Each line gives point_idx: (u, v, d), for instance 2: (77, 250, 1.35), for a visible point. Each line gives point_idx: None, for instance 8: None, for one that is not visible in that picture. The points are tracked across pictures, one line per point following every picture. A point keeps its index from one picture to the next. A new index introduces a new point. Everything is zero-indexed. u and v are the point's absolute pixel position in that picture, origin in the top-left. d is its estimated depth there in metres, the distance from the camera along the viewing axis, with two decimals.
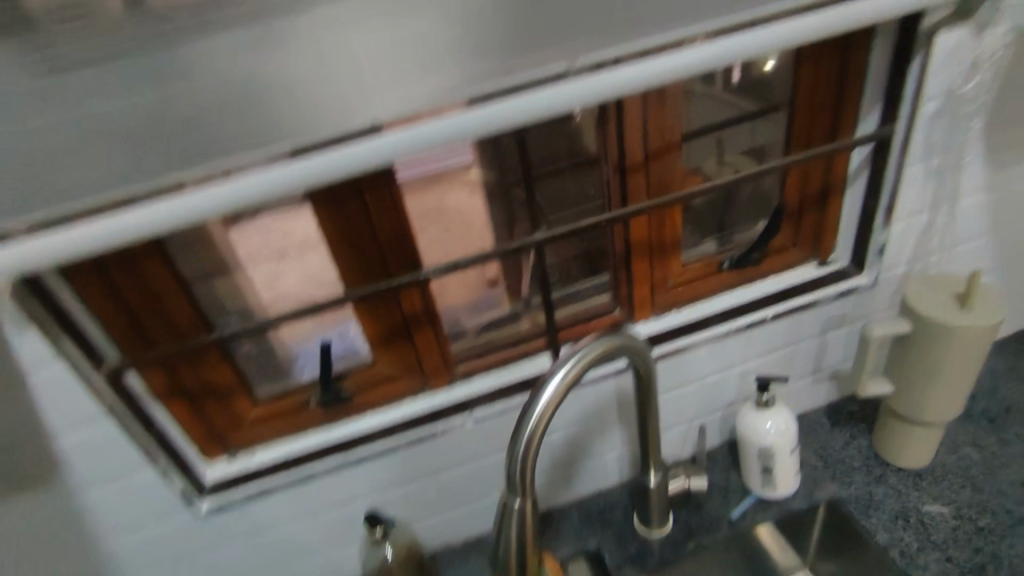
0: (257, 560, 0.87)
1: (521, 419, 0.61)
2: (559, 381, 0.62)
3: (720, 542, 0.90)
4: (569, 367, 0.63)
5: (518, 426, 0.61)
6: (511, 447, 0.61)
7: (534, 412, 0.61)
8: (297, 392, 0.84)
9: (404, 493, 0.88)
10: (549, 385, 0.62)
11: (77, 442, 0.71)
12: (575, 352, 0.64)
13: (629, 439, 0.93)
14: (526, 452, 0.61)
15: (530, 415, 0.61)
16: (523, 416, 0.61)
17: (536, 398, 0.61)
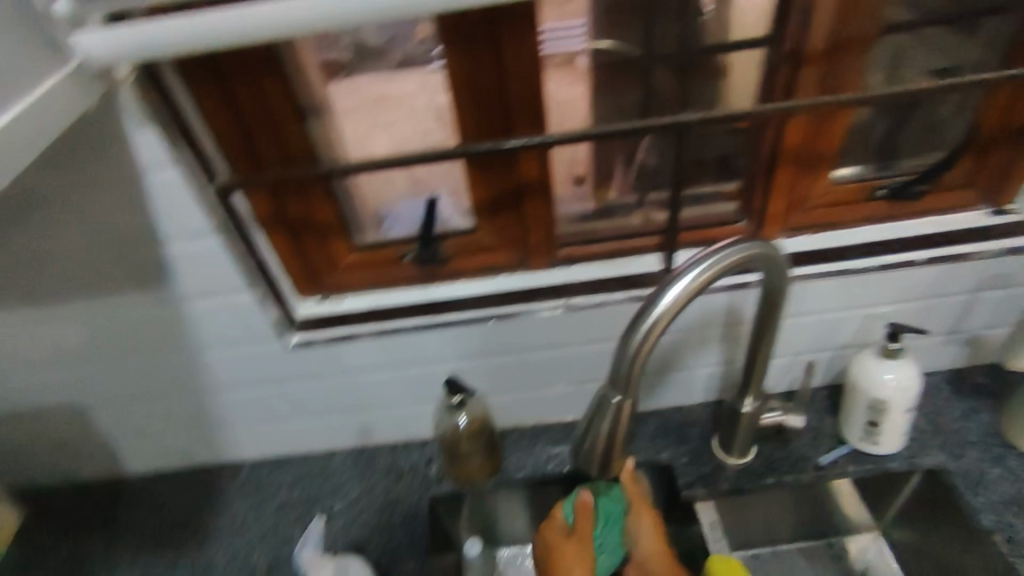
0: (333, 402, 0.86)
1: (639, 315, 0.56)
2: (687, 283, 0.56)
3: (802, 485, 0.84)
4: (699, 271, 0.56)
5: (634, 322, 0.56)
6: (623, 342, 0.56)
7: (653, 311, 0.55)
8: (394, 246, 0.81)
9: (484, 366, 0.85)
10: (674, 286, 0.55)
11: (184, 253, 0.70)
12: (708, 257, 0.57)
13: (724, 360, 0.87)
14: (638, 350, 0.56)
15: (649, 313, 0.55)
16: (641, 313, 0.56)
17: (657, 296, 0.56)
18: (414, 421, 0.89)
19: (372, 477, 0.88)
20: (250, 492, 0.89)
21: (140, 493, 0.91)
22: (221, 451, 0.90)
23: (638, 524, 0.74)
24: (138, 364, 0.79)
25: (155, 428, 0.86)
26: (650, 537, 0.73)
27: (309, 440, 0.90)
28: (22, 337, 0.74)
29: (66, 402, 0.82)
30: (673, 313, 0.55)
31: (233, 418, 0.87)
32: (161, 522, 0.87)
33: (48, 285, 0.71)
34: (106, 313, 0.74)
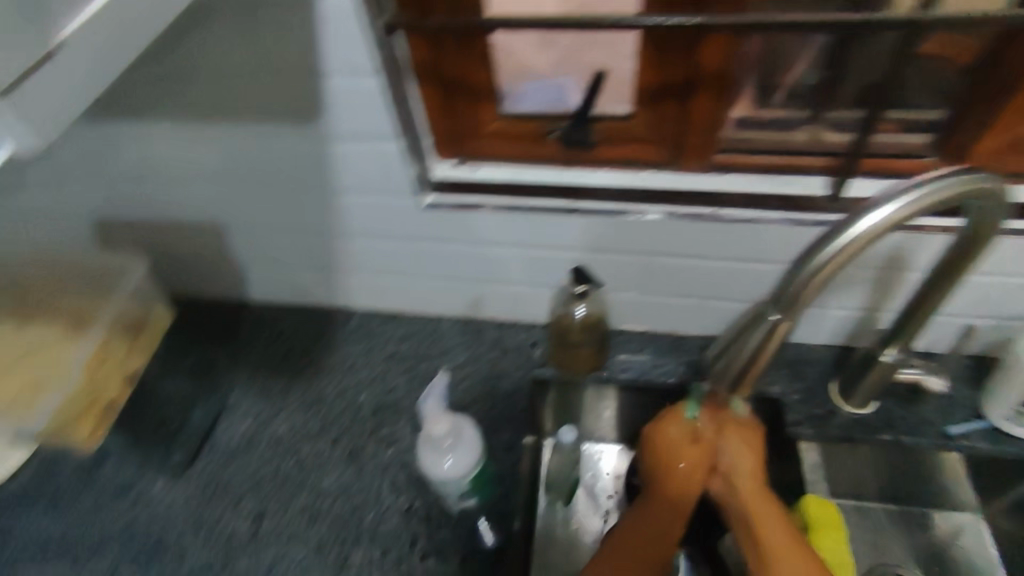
0: (454, 269, 0.86)
1: (822, 242, 0.52)
2: (884, 217, 0.50)
3: (920, 449, 0.79)
4: (901, 205, 0.50)
5: (813, 248, 0.53)
6: (795, 267, 0.53)
7: (838, 241, 0.51)
8: (544, 120, 0.75)
9: (610, 261, 0.82)
10: (869, 216, 0.51)
11: (341, 90, 0.68)
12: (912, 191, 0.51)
13: (870, 305, 0.80)
14: (811, 278, 0.52)
15: (833, 241, 0.51)
16: (824, 240, 0.52)
17: (847, 226, 0.51)
18: (527, 302, 0.88)
19: (479, 348, 0.90)
20: (361, 337, 0.92)
21: (261, 318, 0.95)
22: (340, 296, 0.94)
23: (728, 442, 0.71)
24: (279, 197, 0.81)
25: (284, 261, 0.90)
26: (742, 455, 0.71)
27: (423, 301, 0.92)
28: (179, 152, 0.77)
29: (210, 222, 0.86)
30: (860, 247, 0.51)
31: (356, 262, 0.88)
32: (278, 349, 0.91)
33: (211, 104, 0.71)
34: (260, 142, 0.74)
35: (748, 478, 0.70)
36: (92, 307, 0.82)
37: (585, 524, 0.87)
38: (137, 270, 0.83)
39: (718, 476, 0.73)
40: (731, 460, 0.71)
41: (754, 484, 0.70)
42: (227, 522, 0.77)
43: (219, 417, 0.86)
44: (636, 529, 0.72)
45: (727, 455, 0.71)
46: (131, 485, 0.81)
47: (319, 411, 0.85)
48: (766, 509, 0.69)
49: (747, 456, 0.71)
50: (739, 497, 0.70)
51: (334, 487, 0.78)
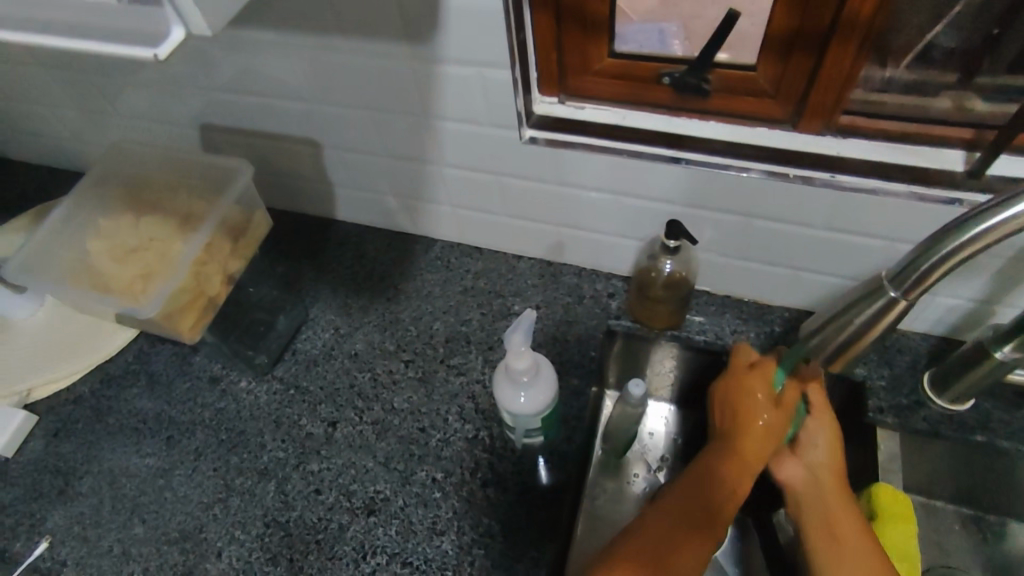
0: (540, 209, 0.84)
1: (964, 219, 0.46)
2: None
3: (1014, 455, 0.74)
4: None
5: (952, 226, 0.47)
6: (927, 244, 0.48)
7: (983, 223, 0.45)
8: (659, 63, 0.70)
9: (704, 219, 0.78)
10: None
11: (459, 12, 0.64)
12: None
13: (985, 297, 0.74)
14: (945, 257, 0.48)
15: (977, 222, 0.45)
16: (968, 219, 0.46)
17: (999, 206, 0.45)
18: (610, 251, 0.87)
19: (555, 291, 0.89)
20: (439, 266, 0.93)
21: (347, 237, 0.98)
22: (424, 224, 0.94)
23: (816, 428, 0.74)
24: (376, 119, 0.81)
25: (373, 184, 0.91)
26: (824, 442, 0.74)
27: (505, 238, 0.91)
28: (285, 64, 0.78)
29: (307, 138, 0.88)
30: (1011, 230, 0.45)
31: (443, 192, 0.88)
32: (358, 270, 0.94)
33: (320, 16, 0.70)
34: (364, 61, 0.74)
35: (827, 465, 0.73)
36: (198, 208, 0.80)
37: (635, 479, 0.85)
38: (246, 176, 0.79)
39: (796, 460, 0.74)
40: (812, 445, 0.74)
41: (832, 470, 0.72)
42: (303, 424, 0.81)
43: (302, 326, 0.90)
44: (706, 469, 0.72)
45: (810, 440, 0.74)
46: (218, 379, 0.86)
47: (394, 333, 0.87)
48: (841, 497, 0.71)
49: (831, 446, 0.74)
50: (816, 488, 0.72)
51: (404, 407, 0.81)
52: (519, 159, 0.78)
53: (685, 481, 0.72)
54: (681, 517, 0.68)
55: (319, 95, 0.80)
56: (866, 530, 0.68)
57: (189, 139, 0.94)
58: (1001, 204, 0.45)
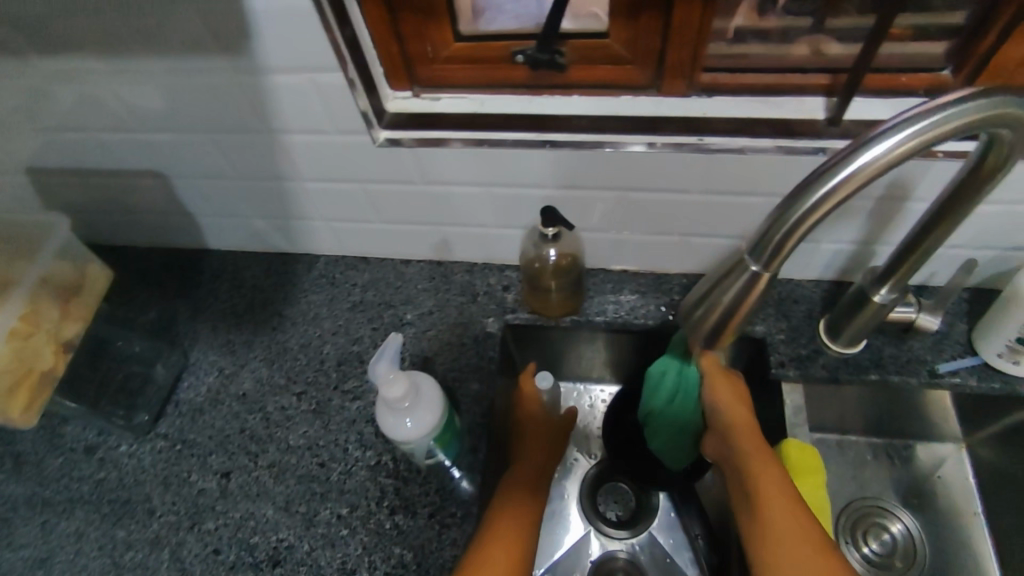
0: (415, 211, 0.79)
1: (816, 176, 0.44)
2: (885, 151, 0.42)
3: (907, 387, 0.75)
4: (910, 135, 0.42)
5: (805, 184, 0.44)
6: (781, 209, 0.45)
7: (835, 177, 0.43)
8: (509, 41, 0.65)
9: (581, 198, 0.75)
10: (872, 148, 0.42)
11: (267, 13, 0.58)
12: (927, 115, 0.42)
13: (865, 239, 0.74)
14: (801, 219, 0.45)
15: (829, 177, 0.43)
16: (822, 175, 0.43)
17: (846, 160, 0.43)
18: (497, 243, 0.83)
19: (446, 292, 0.85)
20: (323, 285, 0.87)
21: (222, 266, 0.91)
22: (302, 242, 0.88)
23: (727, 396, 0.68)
24: (219, 141, 0.73)
25: (235, 208, 0.84)
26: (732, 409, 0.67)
27: (388, 244, 0.86)
28: (105, 94, 0.69)
29: (151, 169, 0.79)
30: (857, 184, 0.43)
31: (312, 206, 0.81)
32: (236, 302, 0.87)
33: (124, 36, 0.62)
34: (187, 80, 0.66)
35: (743, 434, 0.66)
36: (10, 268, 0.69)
37: (577, 463, 0.92)
38: (65, 231, 0.72)
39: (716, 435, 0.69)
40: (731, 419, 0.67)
41: (749, 437, 0.66)
42: (193, 480, 0.75)
43: (182, 375, 0.83)
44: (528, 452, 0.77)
45: (720, 412, 0.67)
46: (95, 447, 0.79)
47: (282, 365, 0.82)
48: (764, 466, 0.63)
49: (741, 411, 0.67)
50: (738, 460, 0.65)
51: (300, 443, 0.76)
52: (381, 164, 0.73)
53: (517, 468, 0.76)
54: (522, 498, 0.70)
55: (151, 122, 0.72)
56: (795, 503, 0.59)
57: (20, 185, 0.84)
58: (847, 158, 0.43)
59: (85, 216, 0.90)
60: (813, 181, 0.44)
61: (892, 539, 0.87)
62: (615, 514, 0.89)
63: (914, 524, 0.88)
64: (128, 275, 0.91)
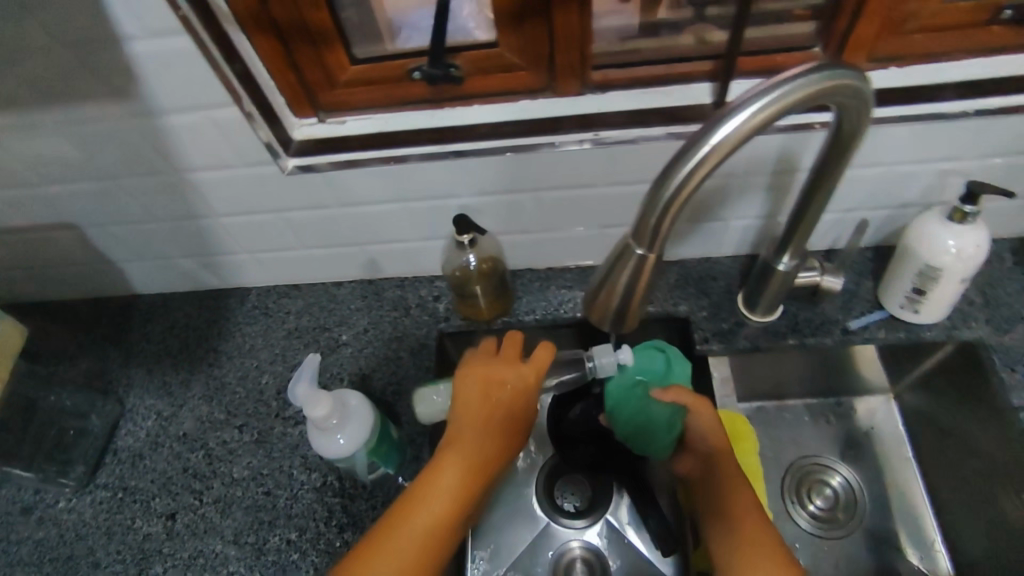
0: (336, 232, 0.80)
1: (680, 155, 0.44)
2: (738, 126, 0.43)
3: (824, 347, 0.79)
4: (759, 108, 0.43)
5: (672, 164, 0.45)
6: (653, 191, 0.46)
7: (696, 154, 0.43)
8: (404, 59, 0.66)
9: (496, 203, 0.77)
10: (726, 124, 0.43)
11: (151, 54, 0.59)
12: (775, 88, 0.43)
13: (767, 212, 0.78)
14: (670, 200, 0.45)
15: (691, 155, 0.44)
16: (684, 152, 0.44)
17: (704, 137, 0.43)
18: (422, 255, 0.84)
19: (379, 309, 0.86)
20: (257, 316, 0.88)
21: (153, 309, 0.90)
22: (229, 276, 0.88)
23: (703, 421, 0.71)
24: (127, 185, 0.73)
25: (155, 249, 0.83)
26: (714, 433, 0.70)
27: (317, 268, 0.87)
28: (2, 151, 0.68)
29: (63, 221, 0.78)
30: (717, 159, 0.44)
31: (234, 240, 0.81)
32: (170, 344, 0.87)
33: (11, 92, 0.62)
34: (82, 128, 0.66)
35: (722, 459, 0.69)
36: None
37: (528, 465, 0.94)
38: None
39: (695, 452, 0.73)
40: (711, 439, 0.70)
41: (726, 462, 0.69)
42: (138, 526, 0.75)
43: (119, 422, 0.82)
44: (471, 410, 0.63)
45: (702, 434, 0.70)
46: (33, 506, 0.77)
47: (221, 400, 0.82)
48: (736, 486, 0.67)
49: (721, 435, 0.70)
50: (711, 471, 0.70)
51: (244, 474, 0.76)
52: (292, 191, 0.74)
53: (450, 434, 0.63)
54: (462, 477, 0.60)
55: (54, 174, 0.71)
56: (759, 526, 0.64)
57: None
58: (704, 135, 0.44)
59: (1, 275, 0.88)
60: (678, 161, 0.44)
61: (833, 493, 0.91)
62: (572, 505, 0.91)
63: (852, 476, 0.92)
64: (56, 328, 0.89)
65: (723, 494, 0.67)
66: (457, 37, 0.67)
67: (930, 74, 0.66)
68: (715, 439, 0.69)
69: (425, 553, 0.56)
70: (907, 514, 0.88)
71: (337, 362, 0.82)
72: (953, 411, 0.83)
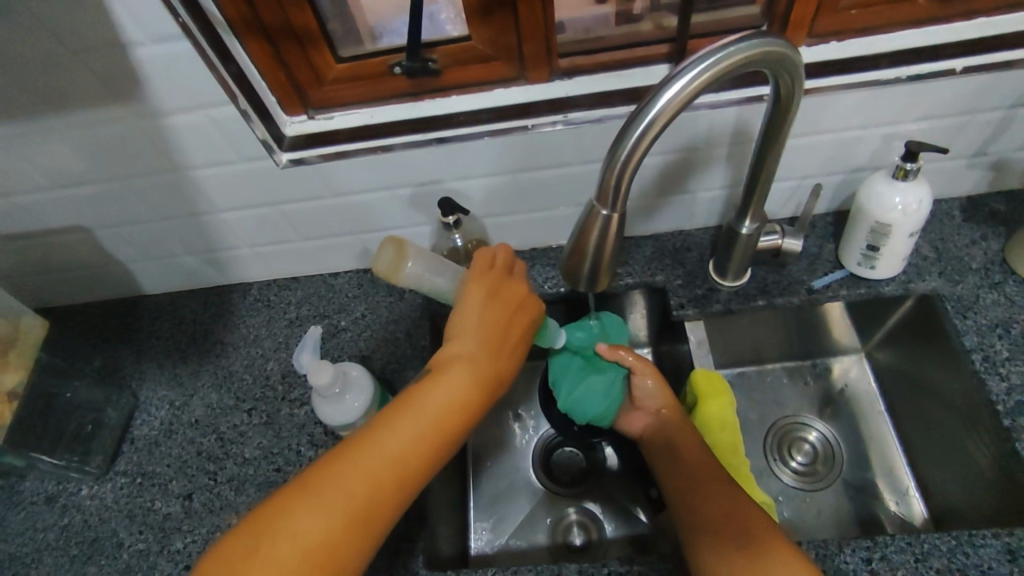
0: (331, 223, 0.86)
1: (631, 121, 0.50)
2: (677, 92, 0.48)
3: (791, 306, 0.85)
4: (696, 76, 0.48)
5: (624, 129, 0.50)
6: (610, 155, 0.51)
7: (643, 120, 0.49)
8: (384, 56, 0.72)
9: (479, 187, 0.83)
10: (667, 91, 0.48)
11: (153, 57, 0.64)
12: (710, 56, 0.49)
13: (731, 182, 0.84)
14: (625, 163, 0.51)
15: (639, 120, 0.49)
16: (634, 118, 0.49)
17: (649, 104, 0.49)
18: (413, 241, 0.90)
19: (375, 295, 0.91)
20: (259, 308, 0.93)
21: (160, 308, 0.95)
22: (232, 272, 0.93)
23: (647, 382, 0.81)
24: (132, 186, 0.78)
25: (160, 248, 0.88)
26: (659, 392, 0.81)
27: (314, 260, 0.92)
28: (15, 159, 0.74)
29: (73, 225, 0.84)
30: (663, 122, 0.49)
31: (235, 236, 0.87)
32: (178, 338, 0.92)
33: (25, 102, 0.67)
34: (91, 132, 0.71)
35: (671, 419, 0.80)
36: None
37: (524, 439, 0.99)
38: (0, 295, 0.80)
39: (642, 412, 0.83)
40: (658, 399, 0.81)
41: (675, 419, 0.80)
42: (157, 507, 0.79)
43: (134, 414, 0.87)
44: (472, 327, 0.63)
45: (648, 395, 0.81)
46: (56, 495, 0.82)
47: (230, 387, 0.87)
48: (690, 441, 0.77)
49: (665, 395, 0.81)
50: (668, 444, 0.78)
51: (255, 454, 0.81)
52: (288, 183, 0.79)
53: (452, 349, 0.63)
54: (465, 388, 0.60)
55: (64, 178, 0.77)
56: (714, 465, 0.73)
57: None
58: (650, 101, 0.49)
59: (16, 283, 0.93)
60: (629, 127, 0.50)
61: (812, 447, 0.97)
62: (568, 475, 0.96)
63: (829, 431, 0.98)
64: (70, 330, 0.94)
65: (680, 447, 0.77)
66: (433, 34, 0.73)
67: (866, 46, 0.72)
68: (663, 397, 0.81)
69: (422, 447, 0.56)
70: (884, 463, 0.93)
71: (338, 346, 0.87)
72: (916, 360, 0.89)
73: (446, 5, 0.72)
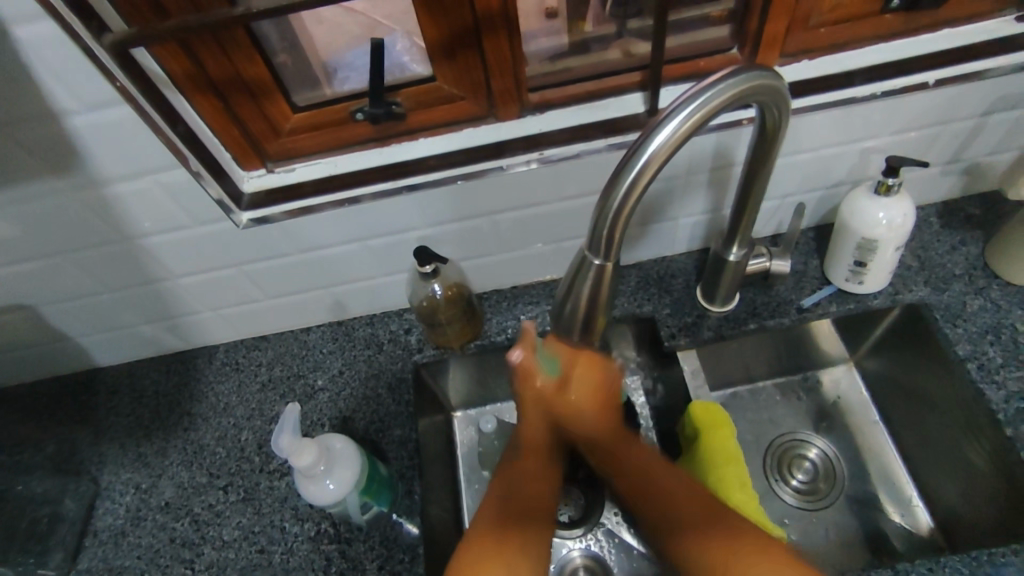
0: (299, 277, 0.81)
1: (621, 166, 0.46)
2: (669, 135, 0.46)
3: (783, 327, 0.83)
4: (685, 118, 0.46)
5: (615, 175, 0.47)
6: (601, 202, 0.48)
7: (635, 165, 0.46)
8: (346, 102, 0.68)
9: (456, 231, 0.79)
10: (658, 134, 0.46)
11: (93, 125, 0.60)
12: (698, 95, 0.46)
13: (713, 206, 0.82)
14: (619, 208, 0.47)
15: (630, 166, 0.46)
16: (625, 163, 0.46)
17: (639, 149, 0.46)
18: (388, 290, 0.85)
19: (351, 350, 0.86)
20: (228, 371, 0.86)
21: (118, 380, 0.88)
22: (195, 337, 0.87)
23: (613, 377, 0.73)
24: (74, 259, 0.72)
25: (114, 319, 0.82)
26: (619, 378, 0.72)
27: (285, 317, 0.86)
28: None
29: (10, 304, 0.76)
30: (655, 167, 0.46)
31: (196, 300, 0.81)
32: (140, 414, 0.85)
33: None
34: (25, 205, 0.65)
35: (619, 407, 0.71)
36: None
37: None
38: None
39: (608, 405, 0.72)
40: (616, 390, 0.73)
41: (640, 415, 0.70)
42: None
43: (95, 502, 0.80)
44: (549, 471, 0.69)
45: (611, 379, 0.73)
46: None
47: (201, 463, 0.80)
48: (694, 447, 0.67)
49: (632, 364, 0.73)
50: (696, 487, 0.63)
51: (235, 535, 0.75)
52: (250, 241, 0.74)
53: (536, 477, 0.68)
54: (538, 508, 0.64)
55: None
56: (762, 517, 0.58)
57: None
58: (640, 146, 0.46)
59: None
60: (619, 173, 0.47)
61: (812, 464, 0.91)
62: (568, 516, 0.88)
63: (829, 447, 0.91)
64: (15, 415, 0.86)
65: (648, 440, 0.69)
66: (395, 76, 0.69)
67: (837, 63, 0.71)
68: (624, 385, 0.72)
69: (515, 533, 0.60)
70: (884, 477, 0.88)
71: (316, 409, 0.82)
72: (906, 367, 0.86)
73: (401, 35, 0.68)
